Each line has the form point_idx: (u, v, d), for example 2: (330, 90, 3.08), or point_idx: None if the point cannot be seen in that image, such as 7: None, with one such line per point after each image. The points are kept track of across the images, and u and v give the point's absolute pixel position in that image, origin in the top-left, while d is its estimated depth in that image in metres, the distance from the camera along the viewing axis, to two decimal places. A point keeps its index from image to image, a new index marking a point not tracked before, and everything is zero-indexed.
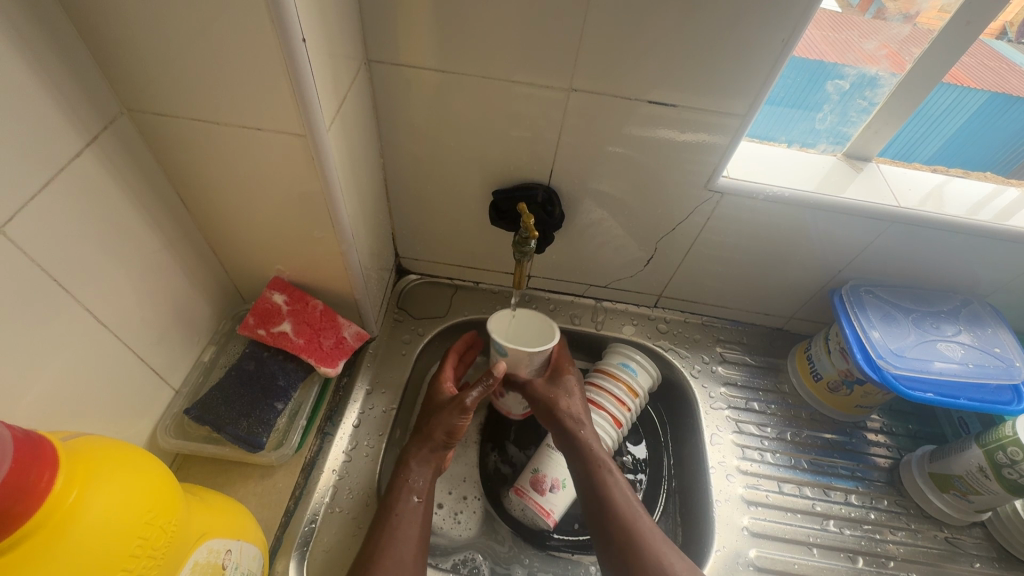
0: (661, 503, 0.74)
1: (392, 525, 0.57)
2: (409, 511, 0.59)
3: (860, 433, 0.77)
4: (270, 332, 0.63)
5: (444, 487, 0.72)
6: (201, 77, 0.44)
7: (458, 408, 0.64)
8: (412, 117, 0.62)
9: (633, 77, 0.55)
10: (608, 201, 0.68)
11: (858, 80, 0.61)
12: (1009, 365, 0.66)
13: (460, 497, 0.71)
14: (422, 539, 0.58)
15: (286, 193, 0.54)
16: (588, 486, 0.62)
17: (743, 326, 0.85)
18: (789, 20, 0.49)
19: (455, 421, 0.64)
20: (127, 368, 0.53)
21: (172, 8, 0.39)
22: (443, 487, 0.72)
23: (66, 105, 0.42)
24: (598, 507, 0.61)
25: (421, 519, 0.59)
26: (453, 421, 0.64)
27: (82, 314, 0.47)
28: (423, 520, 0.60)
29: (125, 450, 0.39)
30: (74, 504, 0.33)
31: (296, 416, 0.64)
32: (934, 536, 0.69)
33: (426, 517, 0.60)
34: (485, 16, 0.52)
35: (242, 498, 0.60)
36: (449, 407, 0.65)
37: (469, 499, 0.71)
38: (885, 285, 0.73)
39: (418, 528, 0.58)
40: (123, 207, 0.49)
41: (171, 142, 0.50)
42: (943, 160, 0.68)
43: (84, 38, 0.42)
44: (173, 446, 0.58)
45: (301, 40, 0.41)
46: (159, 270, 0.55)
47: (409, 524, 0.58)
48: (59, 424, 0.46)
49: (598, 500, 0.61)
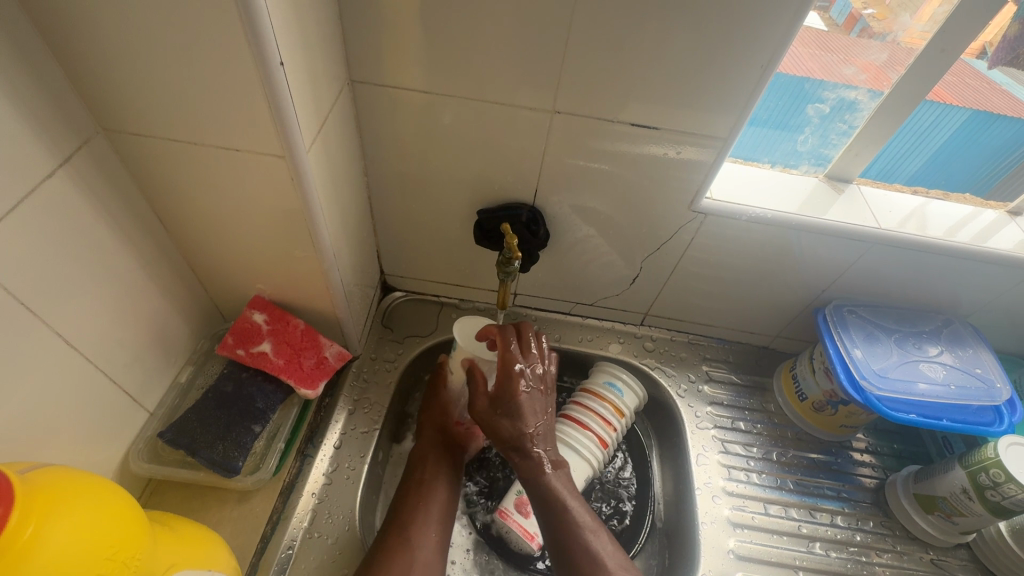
0: (646, 527, 0.73)
1: (410, 508, 0.63)
2: (425, 483, 0.66)
3: (846, 452, 0.77)
4: (248, 352, 0.62)
5: None
6: (179, 100, 0.44)
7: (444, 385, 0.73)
8: (396, 137, 0.62)
9: (616, 99, 0.55)
10: (593, 218, 0.68)
11: (838, 104, 0.62)
12: (990, 386, 0.66)
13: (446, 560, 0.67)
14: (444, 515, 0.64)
15: (265, 214, 0.53)
16: (545, 520, 0.59)
17: (729, 344, 0.85)
18: (768, 43, 0.50)
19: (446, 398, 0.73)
20: (100, 390, 0.52)
21: (150, 29, 0.39)
22: None
23: (39, 123, 0.41)
24: (549, 507, 0.59)
25: (439, 497, 0.65)
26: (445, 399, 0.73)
27: (51, 337, 0.45)
28: (443, 497, 0.65)
29: (88, 482, 0.37)
30: (33, 539, 0.32)
31: (274, 438, 0.62)
32: (920, 557, 0.68)
33: (444, 493, 0.66)
34: (469, 38, 0.52)
35: (216, 524, 0.58)
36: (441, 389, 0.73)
37: (457, 562, 0.67)
38: (868, 304, 0.73)
39: (437, 506, 0.64)
40: (96, 226, 0.48)
41: (148, 161, 0.49)
42: (922, 180, 0.69)
43: (58, 57, 0.42)
44: (146, 471, 0.57)
45: (279, 63, 0.41)
46: (136, 289, 0.54)
47: (426, 507, 0.63)
48: (26, 450, 0.45)
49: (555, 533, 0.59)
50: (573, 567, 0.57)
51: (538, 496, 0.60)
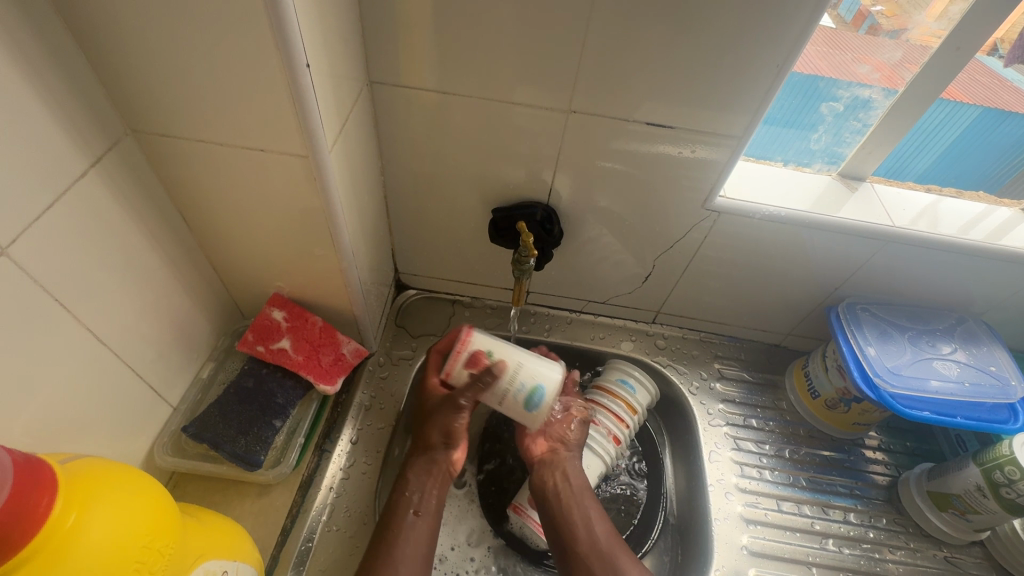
0: (654, 535, 0.72)
1: (393, 537, 0.58)
2: (407, 527, 0.59)
3: (858, 450, 0.77)
4: (269, 348, 0.63)
5: (447, 541, 0.69)
6: (206, 103, 0.45)
7: (453, 408, 0.65)
8: (412, 136, 0.63)
9: (630, 98, 0.56)
10: (607, 217, 0.69)
11: (852, 102, 0.62)
12: (1005, 384, 0.66)
13: (465, 556, 0.68)
14: (426, 552, 0.59)
15: (287, 213, 0.54)
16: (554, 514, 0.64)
17: (740, 342, 0.86)
18: (785, 43, 0.50)
19: (452, 421, 0.65)
20: (126, 385, 0.53)
21: (180, 34, 0.40)
22: (446, 542, 0.69)
23: (71, 125, 0.42)
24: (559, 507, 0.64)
25: (421, 535, 0.60)
26: (450, 421, 0.65)
27: (82, 333, 0.47)
28: (426, 533, 0.60)
29: (122, 473, 0.39)
30: (74, 528, 0.33)
31: (294, 433, 0.63)
32: (933, 555, 0.69)
33: (427, 531, 0.60)
34: (487, 39, 0.53)
35: (238, 517, 0.59)
36: (445, 407, 0.65)
37: (477, 560, 0.68)
38: (880, 302, 0.73)
39: (418, 543, 0.59)
40: (124, 225, 0.49)
41: (174, 161, 0.50)
42: (935, 178, 0.69)
43: (89, 60, 0.43)
44: (170, 465, 0.58)
45: (304, 65, 0.42)
46: (160, 287, 0.56)
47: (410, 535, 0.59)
48: (57, 442, 0.46)
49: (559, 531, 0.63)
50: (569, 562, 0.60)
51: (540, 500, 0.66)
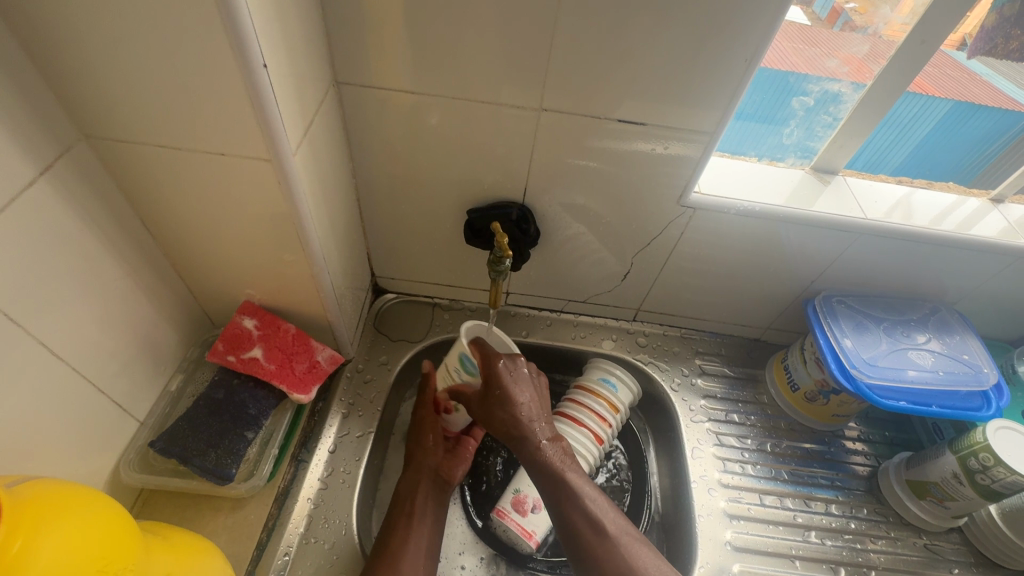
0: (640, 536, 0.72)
1: (396, 545, 0.60)
2: (411, 524, 0.62)
3: (838, 442, 0.78)
4: (240, 358, 0.62)
5: None
6: (161, 107, 0.43)
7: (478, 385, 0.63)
8: (383, 138, 0.62)
9: (601, 96, 0.55)
10: (583, 216, 0.68)
11: (821, 96, 0.62)
12: (977, 371, 0.67)
13: (452, 564, 0.67)
14: (432, 544, 0.62)
15: (253, 219, 0.53)
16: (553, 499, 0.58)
17: (721, 337, 0.86)
18: (753, 38, 0.50)
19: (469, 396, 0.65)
20: (87, 401, 0.51)
21: (129, 34, 0.38)
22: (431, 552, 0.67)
23: (18, 131, 0.40)
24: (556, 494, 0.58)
25: (424, 529, 0.62)
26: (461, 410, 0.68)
27: (37, 348, 0.45)
28: (428, 529, 0.63)
29: (75, 495, 0.37)
30: (20, 552, 0.31)
31: (267, 444, 0.62)
32: (913, 543, 0.69)
33: (428, 525, 0.63)
34: (455, 37, 0.52)
35: (211, 532, 0.58)
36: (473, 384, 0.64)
37: (465, 568, 0.67)
38: (855, 294, 0.74)
39: (423, 539, 0.62)
40: (80, 235, 0.48)
41: (131, 168, 0.49)
42: (908, 170, 0.70)
43: (34, 63, 0.41)
44: (138, 481, 0.56)
45: (262, 65, 0.41)
46: (122, 298, 0.54)
47: (413, 545, 0.60)
48: (12, 463, 0.44)
49: (564, 520, 0.57)
50: (584, 549, 0.56)
51: (550, 491, 0.59)
